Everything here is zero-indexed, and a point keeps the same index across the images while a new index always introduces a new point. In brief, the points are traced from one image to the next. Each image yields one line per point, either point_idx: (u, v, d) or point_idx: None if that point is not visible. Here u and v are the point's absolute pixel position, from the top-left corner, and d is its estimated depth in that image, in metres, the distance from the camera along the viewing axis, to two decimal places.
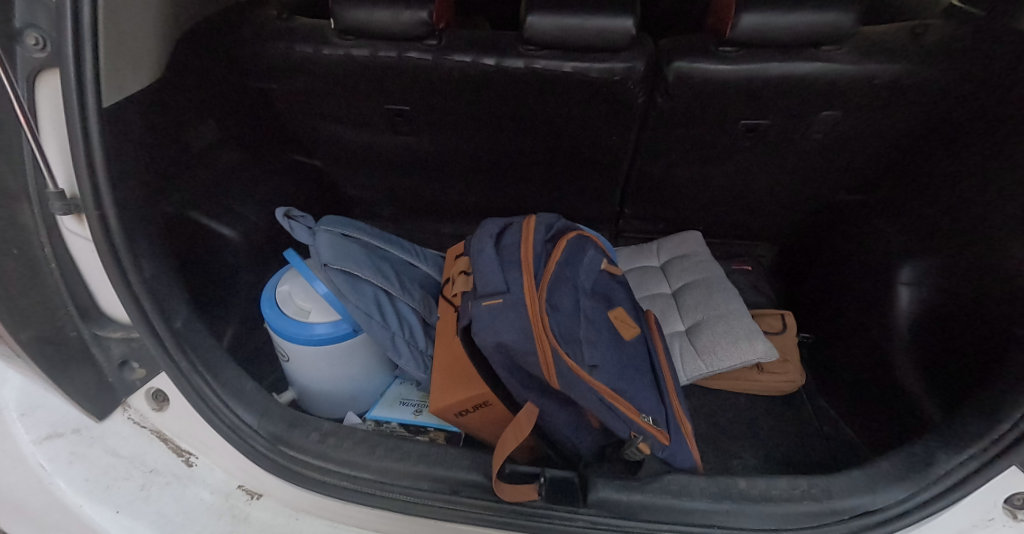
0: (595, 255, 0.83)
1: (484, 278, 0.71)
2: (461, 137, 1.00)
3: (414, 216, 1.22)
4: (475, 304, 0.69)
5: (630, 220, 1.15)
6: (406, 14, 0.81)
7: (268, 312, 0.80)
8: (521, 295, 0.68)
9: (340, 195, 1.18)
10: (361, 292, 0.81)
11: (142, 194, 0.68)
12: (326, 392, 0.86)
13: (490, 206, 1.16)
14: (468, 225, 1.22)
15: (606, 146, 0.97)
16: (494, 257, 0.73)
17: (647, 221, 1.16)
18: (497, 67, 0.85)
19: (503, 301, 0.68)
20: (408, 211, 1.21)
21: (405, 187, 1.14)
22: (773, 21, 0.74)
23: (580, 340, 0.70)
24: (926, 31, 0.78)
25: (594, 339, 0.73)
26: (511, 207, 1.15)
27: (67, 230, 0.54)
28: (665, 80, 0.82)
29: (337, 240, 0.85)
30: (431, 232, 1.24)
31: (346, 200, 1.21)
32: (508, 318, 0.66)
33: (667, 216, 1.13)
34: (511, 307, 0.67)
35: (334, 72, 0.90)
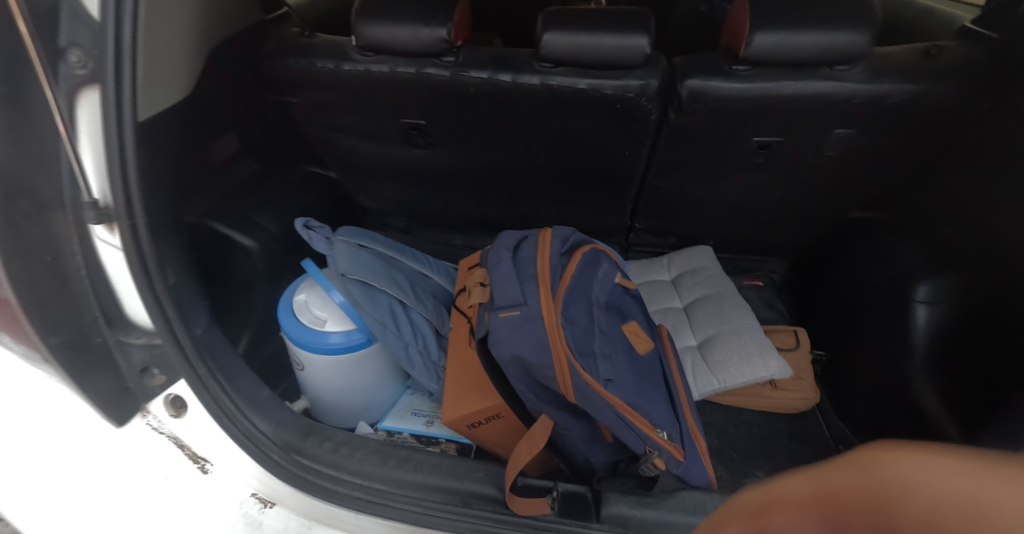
0: (609, 268, 0.83)
1: (501, 291, 0.71)
2: (476, 151, 1.02)
3: (426, 227, 1.24)
4: (491, 316, 0.70)
5: (641, 234, 1.16)
6: (425, 32, 0.82)
7: (285, 321, 0.81)
8: (537, 307, 0.69)
9: (355, 207, 1.20)
10: (377, 302, 0.82)
11: (168, 204, 0.70)
12: (338, 401, 0.86)
13: (502, 218, 1.17)
14: (480, 236, 1.24)
15: (619, 162, 0.98)
16: (511, 270, 0.73)
17: (658, 235, 1.16)
18: (513, 83, 0.87)
19: (519, 313, 0.68)
20: (421, 222, 1.23)
21: (419, 199, 1.16)
22: (786, 41, 0.75)
23: (596, 354, 0.71)
24: (940, 52, 0.77)
25: (609, 353, 0.73)
26: (524, 219, 1.17)
27: (99, 239, 0.55)
28: (679, 97, 0.83)
29: (354, 250, 0.86)
30: (443, 244, 1.26)
31: (360, 211, 1.23)
32: (524, 331, 0.67)
33: (679, 231, 1.14)
34: (527, 319, 0.68)
35: (353, 87, 0.91)
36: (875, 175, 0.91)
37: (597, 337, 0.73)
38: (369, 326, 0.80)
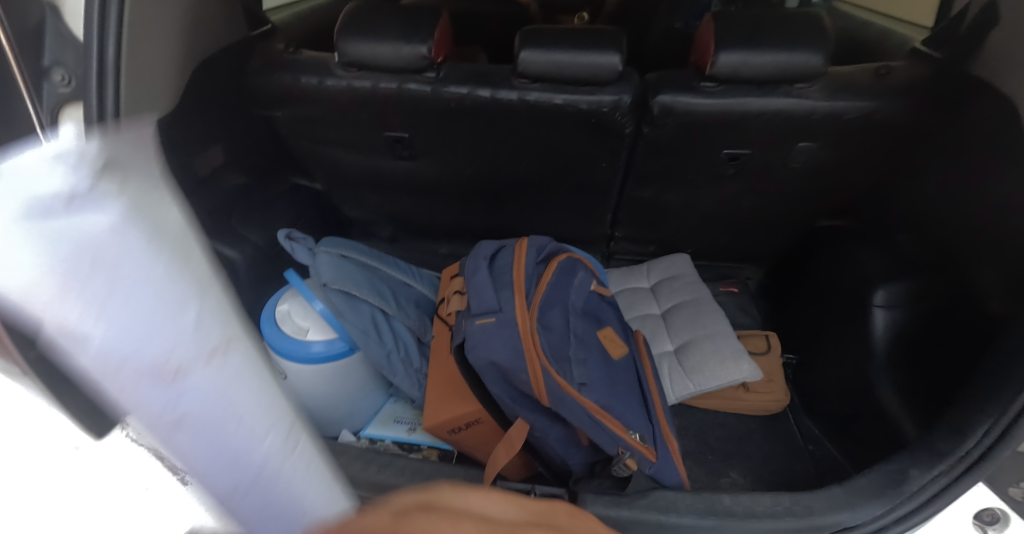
0: (585, 276, 0.85)
1: (478, 298, 0.74)
2: (458, 163, 1.04)
3: (411, 237, 1.26)
4: (469, 322, 0.72)
5: (621, 242, 1.19)
6: (406, 49, 0.85)
7: (268, 330, 0.83)
8: (512, 313, 0.71)
9: (342, 217, 1.22)
10: (358, 311, 0.84)
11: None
12: (319, 412, 0.87)
13: (486, 228, 1.20)
14: (465, 246, 1.26)
15: (596, 173, 1.02)
16: (487, 278, 0.76)
17: (637, 244, 1.19)
18: (491, 98, 0.90)
19: (495, 319, 0.71)
20: (407, 232, 1.25)
21: (405, 209, 1.18)
22: (748, 59, 0.79)
23: (570, 359, 0.73)
24: (889, 72, 0.82)
25: (583, 357, 0.75)
26: (507, 229, 1.19)
27: None
28: (651, 112, 0.87)
29: (336, 260, 0.88)
30: (428, 253, 1.28)
31: (347, 222, 1.25)
32: (500, 336, 0.70)
33: (657, 239, 1.17)
34: (503, 325, 0.70)
35: (337, 101, 0.94)
36: (839, 187, 0.95)
37: (571, 342, 0.75)
38: (351, 335, 0.81)
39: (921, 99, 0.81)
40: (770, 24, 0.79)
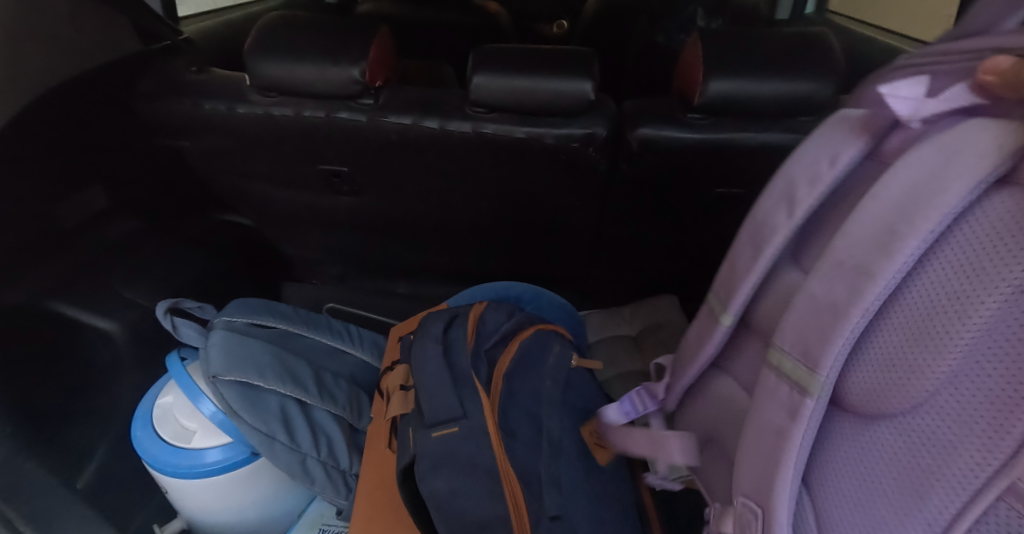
0: (562, 350, 0.69)
1: (430, 398, 0.57)
2: (408, 200, 0.94)
3: (365, 276, 1.16)
4: (419, 434, 0.56)
5: (601, 281, 1.13)
6: (333, 71, 0.74)
7: (142, 435, 0.69)
8: (483, 419, 0.56)
9: (278, 256, 1.13)
10: (263, 407, 0.68)
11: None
12: (221, 526, 0.75)
13: (451, 264, 1.10)
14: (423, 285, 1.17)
15: (565, 210, 0.92)
16: (441, 370, 0.59)
17: (619, 284, 1.12)
18: (440, 129, 0.78)
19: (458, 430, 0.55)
20: (357, 270, 1.15)
21: (353, 246, 1.08)
22: (744, 89, 0.67)
23: (543, 480, 0.56)
24: None
25: (560, 476, 0.57)
26: (476, 269, 1.11)
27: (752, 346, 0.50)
28: (629, 146, 0.76)
29: (237, 338, 0.72)
30: (384, 294, 1.18)
31: (286, 261, 1.15)
32: (466, 454, 0.54)
33: (640, 279, 1.10)
34: (471, 439, 0.55)
35: (253, 132, 0.83)
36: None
37: (452, 381, 0.59)
38: (250, 440, 0.67)
39: None
40: (770, 47, 0.68)
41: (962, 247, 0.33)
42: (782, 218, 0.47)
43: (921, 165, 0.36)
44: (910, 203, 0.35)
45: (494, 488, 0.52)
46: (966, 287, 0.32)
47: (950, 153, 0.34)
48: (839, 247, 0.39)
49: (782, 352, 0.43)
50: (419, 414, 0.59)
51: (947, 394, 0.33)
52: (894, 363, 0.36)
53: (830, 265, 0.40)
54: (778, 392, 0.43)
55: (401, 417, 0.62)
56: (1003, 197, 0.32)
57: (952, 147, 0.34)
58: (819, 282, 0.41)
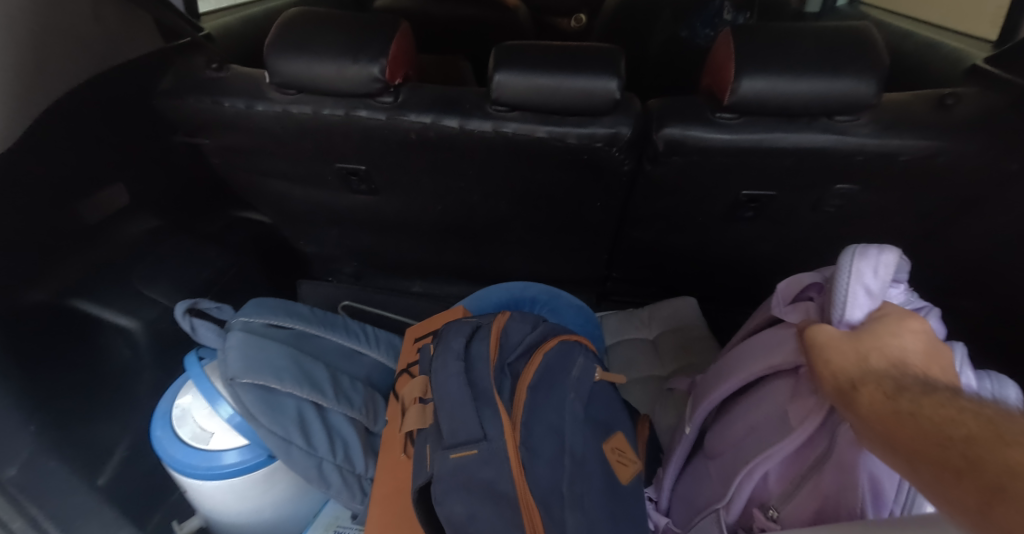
0: (586, 363, 0.67)
1: (451, 416, 0.56)
2: (426, 199, 0.93)
3: (382, 274, 1.16)
4: (437, 455, 0.54)
5: (619, 283, 1.11)
6: (352, 69, 0.73)
7: (160, 435, 0.68)
8: (502, 440, 0.54)
9: (296, 253, 1.13)
10: (280, 412, 0.67)
11: (21, 271, 0.68)
12: (239, 526, 0.75)
13: (468, 263, 1.09)
14: (438, 284, 1.17)
15: (585, 211, 0.90)
16: (461, 385, 0.58)
17: (638, 285, 1.11)
18: (460, 129, 0.77)
19: (478, 452, 0.54)
20: (373, 267, 1.15)
21: (370, 244, 1.07)
22: (778, 87, 0.64)
23: (563, 502, 0.54)
24: (955, 102, 0.69)
25: (581, 496, 0.56)
26: (493, 268, 1.10)
27: (764, 409, 0.60)
28: (655, 147, 0.73)
29: (255, 341, 0.71)
30: (399, 291, 1.18)
31: (302, 258, 1.15)
32: (484, 473, 0.53)
33: (660, 281, 1.08)
34: (489, 461, 0.53)
35: (272, 129, 0.82)
36: (879, 229, 0.83)
37: (473, 400, 0.57)
38: (267, 444, 0.66)
39: (993, 133, 0.67)
40: (807, 43, 0.65)
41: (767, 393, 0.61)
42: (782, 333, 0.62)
43: (765, 338, 0.64)
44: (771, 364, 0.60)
45: (514, 513, 0.51)
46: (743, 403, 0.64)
47: (780, 340, 0.61)
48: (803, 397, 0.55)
49: (737, 433, 0.63)
50: (437, 432, 0.58)
51: (717, 465, 0.64)
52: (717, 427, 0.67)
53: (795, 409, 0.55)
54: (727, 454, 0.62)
55: (419, 431, 0.60)
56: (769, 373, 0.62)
57: (785, 337, 0.61)
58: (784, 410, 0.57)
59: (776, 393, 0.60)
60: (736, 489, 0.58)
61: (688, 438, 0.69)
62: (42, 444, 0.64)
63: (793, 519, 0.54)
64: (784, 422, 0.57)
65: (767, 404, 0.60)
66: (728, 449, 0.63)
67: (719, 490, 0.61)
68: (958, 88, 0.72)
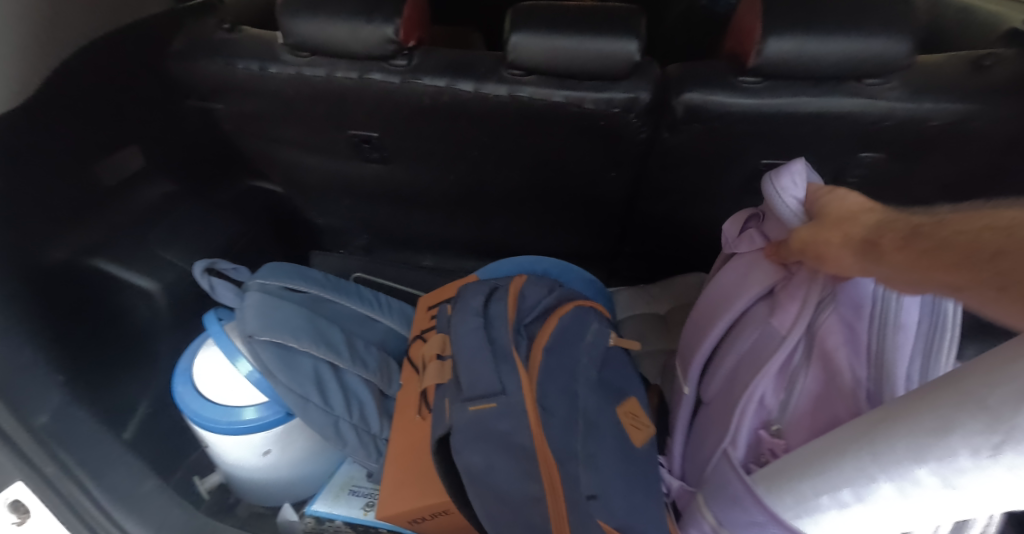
0: (600, 328, 0.67)
1: (469, 373, 0.56)
2: (439, 169, 0.92)
3: (393, 247, 1.16)
4: (455, 408, 0.55)
5: (630, 257, 1.10)
6: (367, 30, 0.71)
7: (181, 389, 0.69)
8: (521, 396, 0.54)
9: (307, 225, 1.13)
10: (297, 369, 0.68)
11: (41, 227, 0.69)
12: (257, 482, 0.77)
13: (479, 236, 1.09)
14: (449, 258, 1.17)
15: (599, 182, 0.89)
16: (481, 344, 0.58)
17: (651, 260, 1.10)
18: (475, 93, 0.75)
19: (496, 406, 0.54)
20: (384, 241, 1.15)
21: (381, 216, 1.07)
22: (803, 49, 0.63)
23: (578, 459, 0.55)
24: (993, 63, 0.66)
25: (595, 456, 0.57)
26: (505, 241, 1.10)
27: (750, 341, 0.62)
28: (674, 113, 0.72)
29: (271, 300, 0.72)
30: (410, 266, 1.19)
31: (314, 231, 1.14)
32: (501, 429, 0.53)
33: (673, 255, 1.07)
34: (507, 416, 0.53)
35: (285, 93, 0.81)
36: (902, 200, 0.81)
37: (491, 356, 0.57)
38: (285, 400, 0.67)
39: None
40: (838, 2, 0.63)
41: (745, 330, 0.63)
42: (741, 273, 0.66)
43: (731, 278, 0.67)
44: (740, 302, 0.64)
45: (530, 468, 0.52)
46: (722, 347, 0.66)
47: (749, 273, 0.65)
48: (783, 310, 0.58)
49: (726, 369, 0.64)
50: (454, 386, 0.58)
51: (720, 406, 0.64)
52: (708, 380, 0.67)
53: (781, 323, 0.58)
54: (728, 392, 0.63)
55: (436, 387, 0.61)
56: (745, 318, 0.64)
57: (747, 273, 0.65)
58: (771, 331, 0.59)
59: (754, 321, 0.62)
60: (740, 416, 0.58)
61: (686, 398, 0.69)
62: (69, 393, 0.65)
63: (802, 436, 0.55)
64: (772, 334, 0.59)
65: (750, 332, 0.62)
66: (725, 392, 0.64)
67: (723, 430, 0.60)
68: (994, 50, 0.69)
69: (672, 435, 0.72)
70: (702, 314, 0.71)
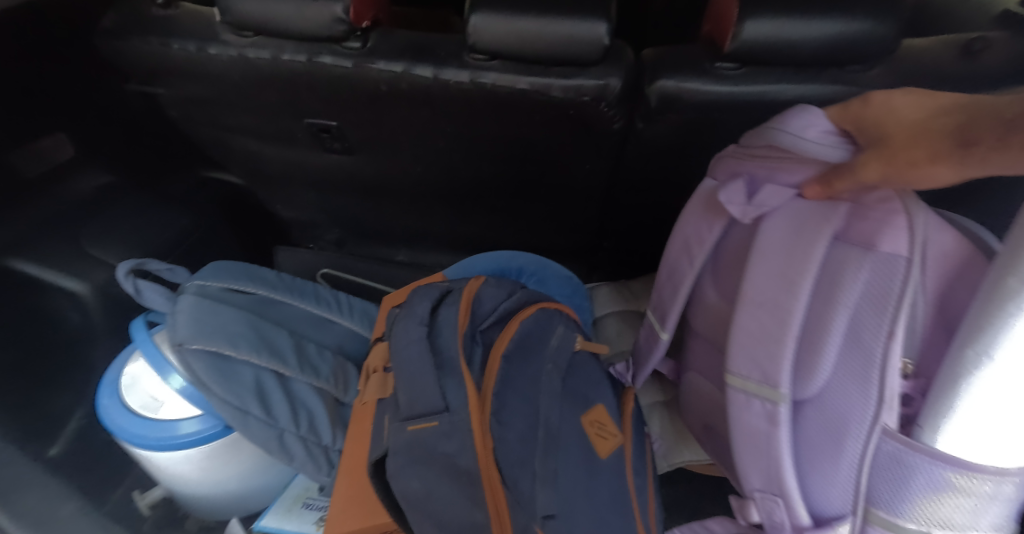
0: (566, 333, 0.63)
1: (409, 388, 0.51)
2: (404, 159, 0.86)
3: (362, 240, 1.11)
4: (393, 427, 0.50)
5: (609, 252, 1.06)
6: (313, 8, 0.65)
7: (106, 403, 0.64)
8: (467, 413, 0.49)
9: (270, 218, 1.07)
10: (234, 379, 0.62)
11: None
12: (201, 498, 0.72)
13: (451, 230, 1.04)
14: (422, 253, 1.12)
15: (572, 173, 0.84)
16: (424, 355, 0.52)
17: (630, 255, 1.06)
18: (434, 79, 0.69)
19: (438, 425, 0.49)
20: (355, 235, 1.10)
21: (347, 209, 1.01)
22: (782, 32, 0.58)
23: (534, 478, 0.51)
24: (986, 48, 0.62)
25: (554, 473, 0.52)
26: (477, 235, 1.04)
27: (856, 286, 0.49)
28: (647, 101, 0.67)
29: (207, 304, 0.66)
30: (381, 260, 1.13)
31: (279, 224, 1.08)
32: (445, 450, 0.48)
33: (653, 250, 1.03)
34: (450, 435, 0.48)
35: (230, 76, 0.74)
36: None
37: (435, 368, 0.52)
38: (220, 413, 0.61)
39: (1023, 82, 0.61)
40: None
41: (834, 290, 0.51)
42: (793, 230, 0.54)
43: (774, 233, 0.55)
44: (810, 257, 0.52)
45: (476, 494, 0.47)
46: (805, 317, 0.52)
47: (796, 222, 0.55)
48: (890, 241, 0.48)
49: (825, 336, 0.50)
50: (396, 402, 0.52)
51: (836, 379, 0.50)
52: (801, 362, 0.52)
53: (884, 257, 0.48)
54: (845, 357, 0.49)
55: (379, 402, 0.56)
56: (829, 275, 0.51)
57: (807, 222, 0.53)
58: (874, 271, 0.49)
59: (842, 265, 0.51)
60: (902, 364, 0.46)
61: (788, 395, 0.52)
62: None
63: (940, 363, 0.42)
64: (884, 267, 0.48)
65: (846, 279, 0.50)
66: (841, 368, 0.50)
67: (874, 393, 0.47)
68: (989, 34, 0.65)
69: (772, 467, 0.54)
70: (758, 292, 0.54)
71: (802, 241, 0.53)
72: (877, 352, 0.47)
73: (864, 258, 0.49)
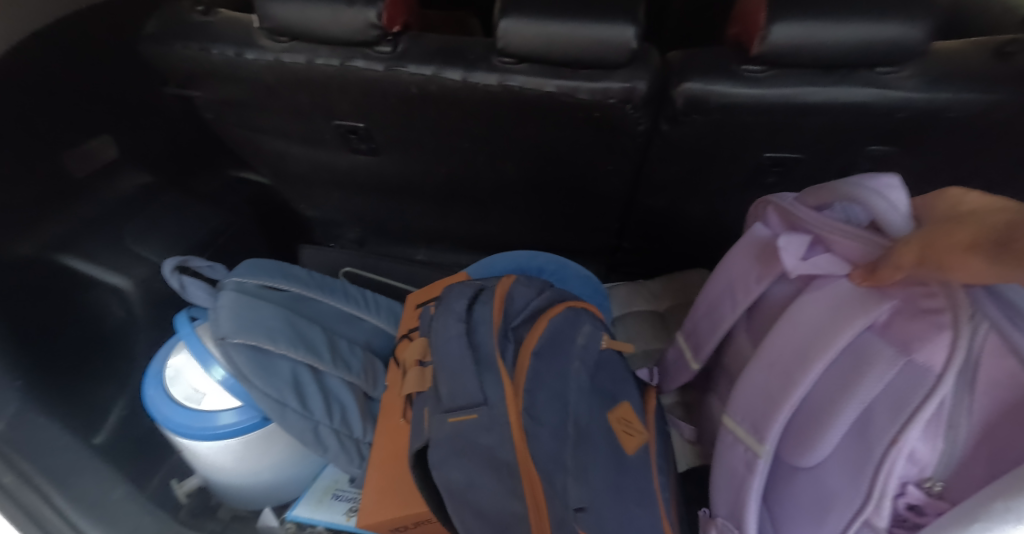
0: (593, 331, 0.64)
1: (449, 381, 0.53)
2: (430, 160, 0.88)
3: (385, 239, 1.13)
4: (435, 419, 0.51)
5: (629, 252, 1.07)
6: (348, 13, 0.67)
7: (152, 394, 0.66)
8: (505, 406, 0.51)
9: (296, 217, 1.09)
10: (273, 373, 0.65)
11: None
12: (237, 487, 0.74)
13: (473, 230, 1.05)
14: (443, 252, 1.13)
15: (595, 174, 0.86)
16: (462, 351, 0.54)
17: (650, 255, 1.07)
18: (463, 82, 0.71)
19: (478, 417, 0.50)
20: (378, 234, 1.12)
21: (372, 209, 1.04)
22: (812, 34, 0.59)
23: (566, 471, 0.52)
24: (1017, 50, 0.62)
25: (585, 466, 0.54)
26: (499, 234, 1.06)
27: (873, 383, 0.49)
28: (674, 103, 0.68)
29: (246, 301, 0.68)
30: (403, 259, 1.15)
31: (304, 223, 1.11)
32: (483, 443, 0.50)
33: (673, 250, 1.04)
34: (489, 428, 0.50)
35: (264, 79, 0.76)
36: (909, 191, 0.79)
37: (474, 364, 0.53)
38: (261, 406, 0.64)
39: None
40: None
41: (849, 374, 0.51)
42: (824, 303, 0.54)
43: (809, 303, 0.56)
44: (832, 336, 0.52)
45: (513, 485, 0.49)
46: (814, 390, 0.53)
47: (834, 299, 0.54)
48: (924, 351, 0.46)
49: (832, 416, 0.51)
50: (435, 395, 0.54)
51: (837, 460, 0.51)
52: (802, 430, 0.54)
53: (917, 367, 0.46)
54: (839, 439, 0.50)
55: (417, 395, 0.58)
56: (850, 356, 0.51)
57: (839, 304, 0.53)
58: (900, 373, 0.47)
59: (869, 356, 0.50)
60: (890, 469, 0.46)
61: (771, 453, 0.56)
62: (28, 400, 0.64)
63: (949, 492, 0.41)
64: (914, 375, 0.46)
65: (870, 375, 0.49)
66: (839, 447, 0.51)
67: (859, 484, 0.48)
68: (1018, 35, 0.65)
69: (737, 507, 0.59)
70: (775, 353, 0.57)
71: (834, 316, 0.53)
72: (879, 451, 0.47)
73: (896, 359, 0.48)
